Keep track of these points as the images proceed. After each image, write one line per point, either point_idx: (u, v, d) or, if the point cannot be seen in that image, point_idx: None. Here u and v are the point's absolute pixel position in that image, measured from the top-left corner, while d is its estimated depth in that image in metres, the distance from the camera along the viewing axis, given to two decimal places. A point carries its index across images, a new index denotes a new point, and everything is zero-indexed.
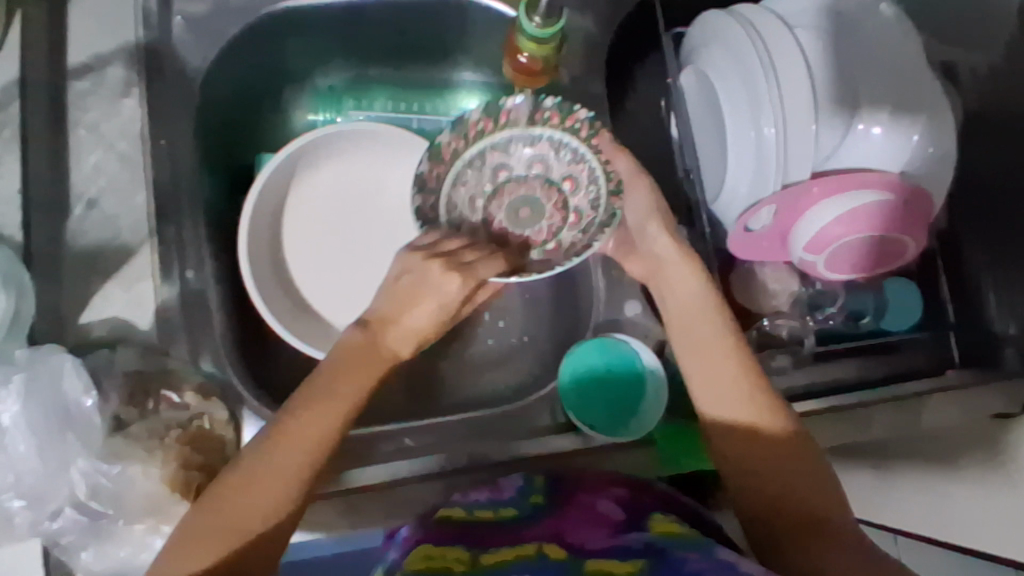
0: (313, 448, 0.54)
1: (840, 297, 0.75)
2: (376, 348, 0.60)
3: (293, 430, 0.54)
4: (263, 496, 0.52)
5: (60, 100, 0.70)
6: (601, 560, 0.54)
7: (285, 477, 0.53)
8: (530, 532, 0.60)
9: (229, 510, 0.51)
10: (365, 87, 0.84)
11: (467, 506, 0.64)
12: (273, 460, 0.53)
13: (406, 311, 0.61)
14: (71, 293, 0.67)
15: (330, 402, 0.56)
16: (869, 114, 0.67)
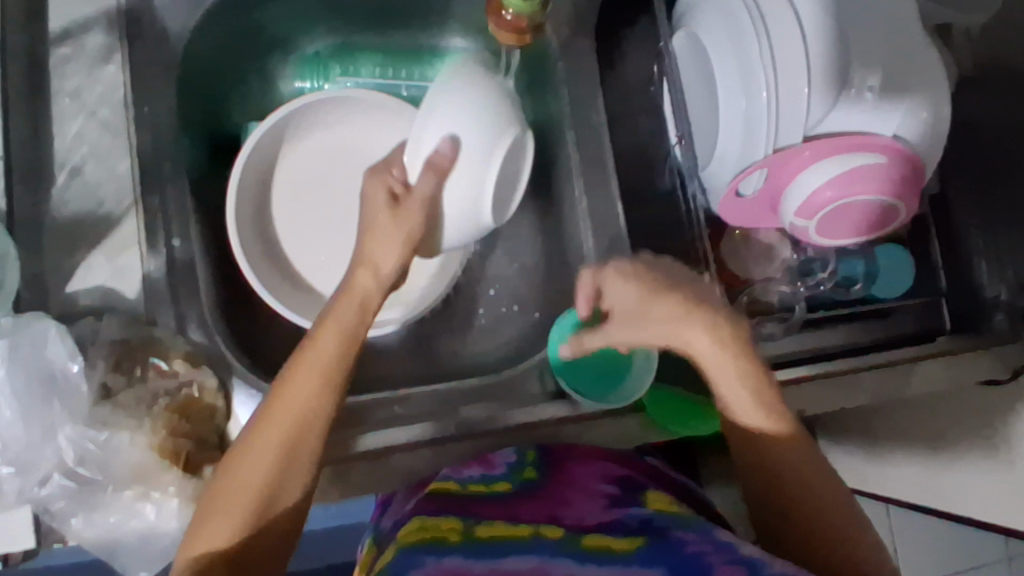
0: (300, 422, 0.54)
1: (831, 263, 0.75)
2: (350, 299, 0.58)
3: (279, 407, 0.54)
4: (256, 469, 0.53)
5: (40, 66, 0.69)
6: (598, 535, 0.54)
7: (275, 450, 0.53)
8: (523, 504, 0.61)
9: (232, 494, 0.53)
10: (351, 53, 0.83)
11: (461, 481, 0.65)
12: (262, 441, 0.53)
13: (370, 242, 0.59)
14: (55, 261, 0.66)
15: (310, 368, 0.55)
16: (862, 77, 0.64)
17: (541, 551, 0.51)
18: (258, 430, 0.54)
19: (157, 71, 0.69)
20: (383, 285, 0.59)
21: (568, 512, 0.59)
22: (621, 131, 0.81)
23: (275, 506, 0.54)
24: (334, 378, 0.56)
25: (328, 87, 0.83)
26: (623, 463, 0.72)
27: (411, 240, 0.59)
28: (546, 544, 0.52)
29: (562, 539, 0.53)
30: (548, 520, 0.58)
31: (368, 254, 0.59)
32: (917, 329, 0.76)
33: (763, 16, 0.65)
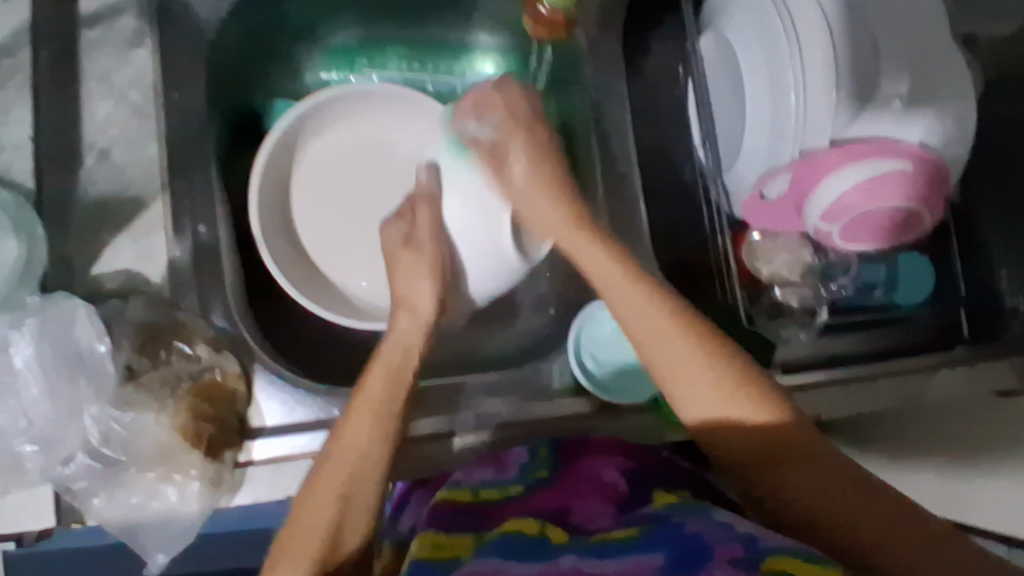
0: (360, 461, 0.54)
1: (852, 266, 0.74)
2: (396, 341, 0.63)
3: (340, 448, 0.55)
4: (316, 510, 0.52)
5: (71, 48, 0.69)
6: (606, 531, 0.55)
7: (335, 488, 0.53)
8: (535, 505, 0.60)
9: (301, 542, 0.51)
10: (378, 46, 0.83)
11: (473, 486, 0.63)
12: (323, 485, 0.53)
13: (404, 284, 0.66)
14: (81, 243, 0.66)
15: (364, 408, 0.57)
16: (888, 86, 0.64)
17: (547, 553, 0.51)
18: (319, 475, 0.54)
19: (187, 55, 0.69)
20: (423, 322, 0.65)
21: (577, 514, 0.59)
22: (645, 130, 0.81)
23: (341, 552, 0.51)
24: (388, 414, 0.57)
25: (354, 79, 0.84)
26: (634, 455, 0.68)
27: (435, 270, 0.66)
28: (554, 547, 0.52)
29: (567, 542, 0.53)
30: (556, 519, 0.58)
31: (403, 296, 0.66)
32: (930, 337, 0.76)
33: (795, 19, 0.65)
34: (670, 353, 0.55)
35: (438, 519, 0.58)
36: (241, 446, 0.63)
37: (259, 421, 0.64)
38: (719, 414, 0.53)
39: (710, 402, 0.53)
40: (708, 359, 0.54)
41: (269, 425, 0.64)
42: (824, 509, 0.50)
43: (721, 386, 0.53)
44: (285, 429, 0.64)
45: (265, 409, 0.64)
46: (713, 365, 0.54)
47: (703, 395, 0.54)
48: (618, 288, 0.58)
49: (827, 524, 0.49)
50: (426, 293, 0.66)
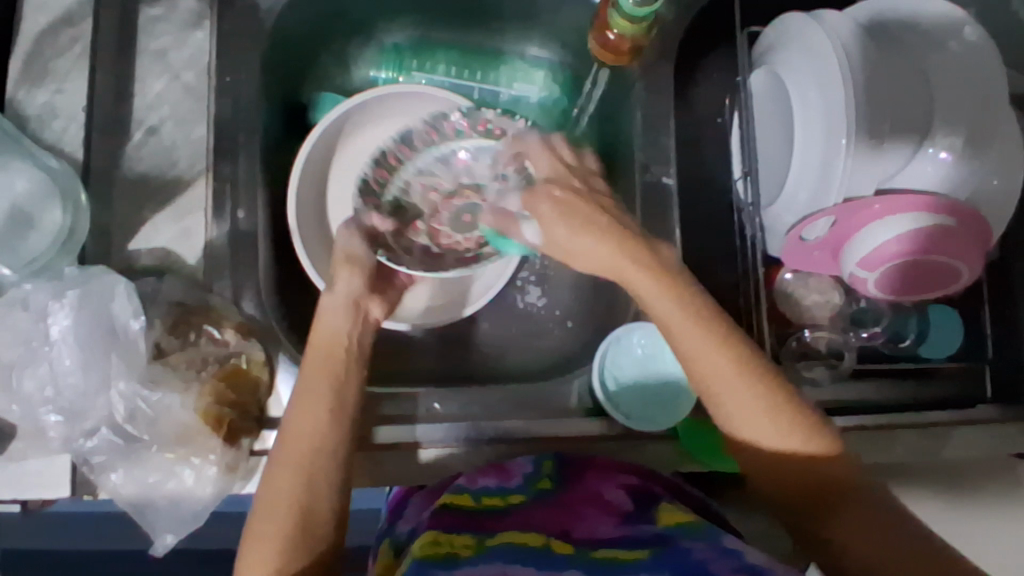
0: (319, 450, 0.54)
1: (884, 317, 0.75)
2: (333, 313, 0.60)
3: (288, 447, 0.54)
4: (280, 503, 0.52)
5: (131, 23, 0.70)
6: (608, 548, 0.56)
7: (294, 474, 0.53)
8: (539, 518, 0.61)
9: (266, 526, 0.51)
10: (429, 49, 0.83)
11: (475, 493, 0.64)
12: (283, 471, 0.53)
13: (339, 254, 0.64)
14: (123, 217, 0.67)
15: (316, 392, 0.56)
16: (941, 137, 0.66)
17: (554, 565, 0.52)
18: (278, 467, 0.53)
19: (246, 42, 0.69)
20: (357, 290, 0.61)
21: (581, 529, 0.60)
22: (689, 159, 0.81)
23: (311, 543, 0.52)
24: (337, 399, 0.56)
25: (402, 80, 0.83)
26: (640, 474, 0.68)
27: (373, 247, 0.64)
28: (558, 558, 0.53)
29: (572, 555, 0.54)
30: (561, 532, 0.59)
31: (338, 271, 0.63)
32: (955, 392, 0.76)
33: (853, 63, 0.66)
34: (730, 387, 0.55)
35: (441, 520, 0.59)
36: (258, 433, 0.63)
37: (277, 411, 0.64)
38: (761, 442, 0.55)
39: (756, 436, 0.55)
40: (734, 378, 0.55)
41: (286, 414, 0.64)
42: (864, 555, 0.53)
43: (768, 418, 0.55)
44: None
45: (283, 399, 0.64)
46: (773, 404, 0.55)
47: (745, 415, 0.55)
48: (672, 327, 0.55)
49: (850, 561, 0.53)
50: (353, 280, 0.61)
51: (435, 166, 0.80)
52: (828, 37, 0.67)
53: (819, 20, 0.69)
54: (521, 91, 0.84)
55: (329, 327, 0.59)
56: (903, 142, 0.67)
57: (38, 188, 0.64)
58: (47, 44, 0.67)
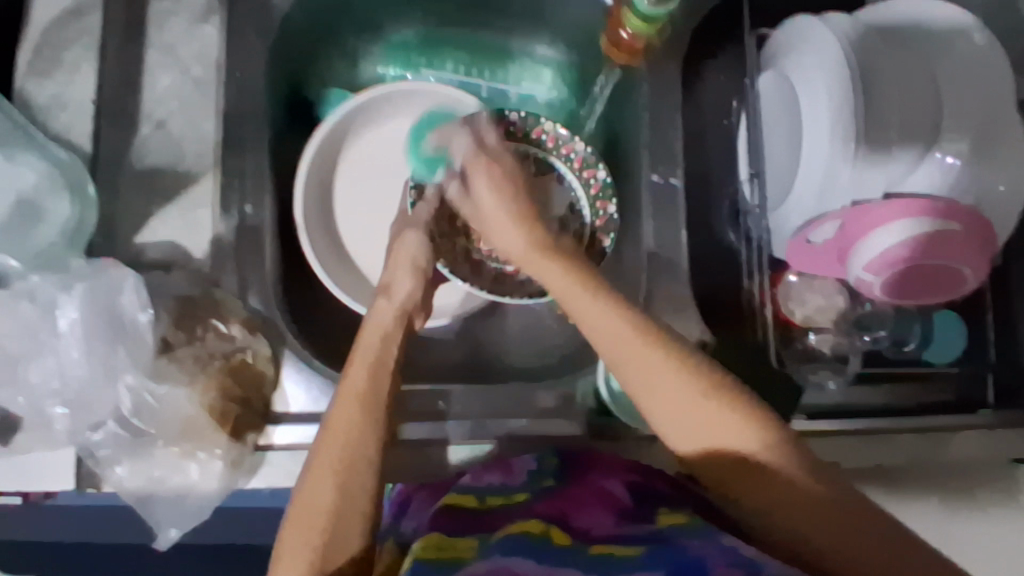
0: (353, 448, 0.52)
1: (888, 322, 0.75)
2: (373, 327, 0.60)
3: (322, 447, 0.52)
4: (322, 487, 0.50)
5: (140, 16, 0.70)
6: (606, 542, 0.55)
7: (339, 453, 0.51)
8: (539, 509, 0.60)
9: (301, 525, 0.49)
10: (436, 47, 0.84)
11: (478, 493, 0.63)
12: (319, 469, 0.51)
13: (388, 277, 0.65)
14: (131, 211, 0.67)
15: (349, 392, 0.54)
16: (948, 143, 0.67)
17: (552, 557, 0.52)
18: (314, 467, 0.51)
19: (255, 36, 0.69)
20: (396, 307, 0.62)
21: (581, 521, 0.59)
22: (695, 160, 0.81)
23: (352, 528, 0.49)
24: (370, 399, 0.54)
25: (410, 76, 0.85)
26: (642, 471, 0.67)
27: (420, 266, 0.66)
28: (554, 549, 0.53)
29: (569, 547, 0.54)
30: (561, 523, 0.58)
31: (386, 286, 0.64)
32: (957, 397, 0.76)
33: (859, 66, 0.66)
34: (660, 391, 0.53)
35: (442, 522, 0.59)
36: (262, 429, 0.63)
37: (282, 406, 0.64)
38: (717, 446, 0.52)
39: (711, 442, 0.52)
40: (690, 385, 0.52)
41: (292, 411, 0.64)
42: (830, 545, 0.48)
43: (740, 421, 0.51)
44: (308, 417, 0.64)
45: (289, 395, 0.64)
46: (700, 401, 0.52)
47: (694, 424, 0.52)
48: (624, 348, 0.53)
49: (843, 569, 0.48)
50: (407, 285, 0.64)
51: None
52: (835, 41, 0.67)
53: (826, 24, 0.69)
54: (529, 89, 0.86)
55: (368, 335, 0.59)
56: (913, 146, 0.67)
57: (46, 179, 0.63)
58: (57, 35, 0.67)
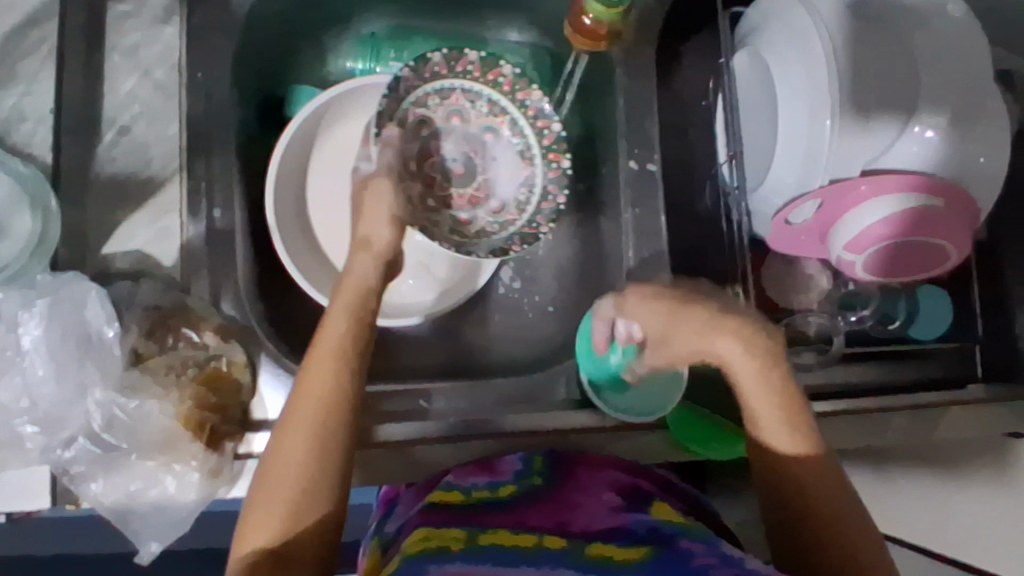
0: (323, 417, 0.54)
1: (874, 298, 0.74)
2: (355, 286, 0.60)
3: (293, 415, 0.54)
4: (290, 459, 0.53)
5: (98, 20, 0.68)
6: (604, 544, 0.55)
7: (309, 424, 0.54)
8: (530, 516, 0.61)
9: (270, 489, 0.52)
10: (406, 37, 0.81)
11: (466, 490, 0.66)
12: (291, 437, 0.53)
13: (365, 227, 0.63)
14: (96, 221, 0.65)
15: (324, 359, 0.55)
16: (926, 115, 0.64)
17: (549, 562, 0.52)
18: (285, 432, 0.54)
19: (217, 37, 0.68)
20: (379, 266, 0.62)
21: (577, 522, 0.60)
22: (674, 145, 0.80)
23: (314, 500, 0.53)
24: (343, 365, 0.56)
25: (379, 70, 0.81)
26: (627, 468, 0.69)
27: (398, 218, 0.64)
28: (551, 555, 0.53)
29: (565, 550, 0.54)
30: (555, 528, 0.59)
31: (365, 238, 0.63)
32: (947, 374, 0.75)
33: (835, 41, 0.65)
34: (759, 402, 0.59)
35: (432, 517, 0.61)
36: (241, 437, 0.61)
37: (261, 414, 0.63)
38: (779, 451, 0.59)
39: (778, 449, 0.59)
40: (772, 398, 0.59)
41: (272, 417, 0.63)
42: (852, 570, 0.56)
43: (790, 436, 0.58)
44: None
45: (267, 402, 0.64)
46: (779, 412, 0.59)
47: (777, 427, 0.59)
48: (751, 372, 0.59)
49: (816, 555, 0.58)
50: (387, 233, 0.63)
51: (431, 97, 0.74)
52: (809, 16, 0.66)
53: None
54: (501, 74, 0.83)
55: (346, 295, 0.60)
56: (893, 116, 0.65)
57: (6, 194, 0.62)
58: (13, 43, 0.66)
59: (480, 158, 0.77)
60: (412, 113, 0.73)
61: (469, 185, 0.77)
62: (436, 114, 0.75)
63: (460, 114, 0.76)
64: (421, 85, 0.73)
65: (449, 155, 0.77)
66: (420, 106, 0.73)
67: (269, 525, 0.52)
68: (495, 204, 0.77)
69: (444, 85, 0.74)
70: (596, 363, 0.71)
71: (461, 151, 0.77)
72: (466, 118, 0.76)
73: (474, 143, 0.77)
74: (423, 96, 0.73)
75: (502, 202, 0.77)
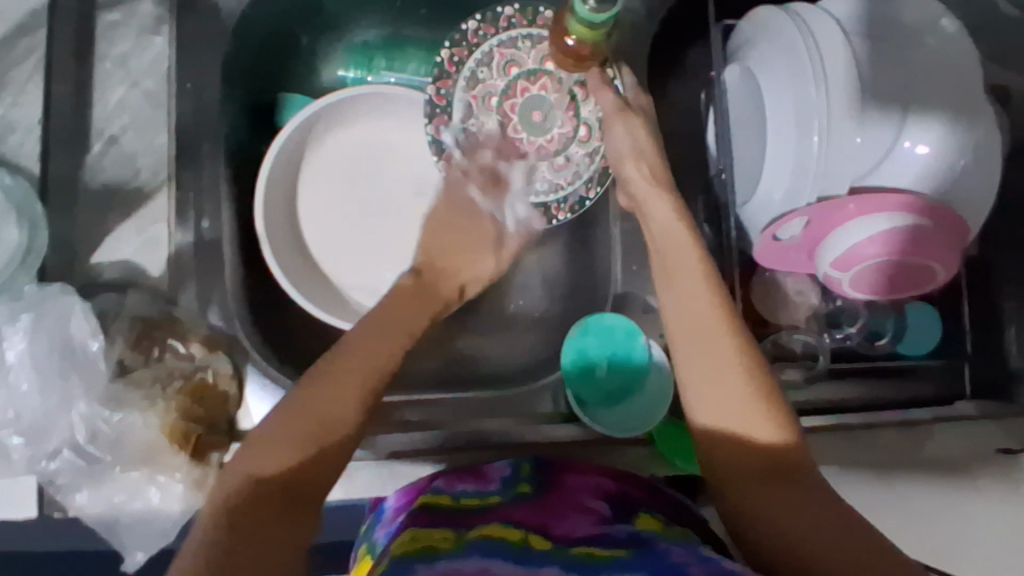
0: (371, 393, 0.53)
1: (861, 317, 0.74)
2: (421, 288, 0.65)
3: (344, 358, 0.54)
4: (332, 395, 0.52)
5: (88, 30, 0.68)
6: (588, 544, 0.54)
7: (367, 367, 0.54)
8: (516, 514, 0.58)
9: (298, 425, 0.50)
10: (399, 47, 0.80)
11: (454, 494, 0.61)
12: (336, 386, 0.52)
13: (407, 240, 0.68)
14: (84, 230, 0.66)
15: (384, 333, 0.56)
16: (916, 132, 0.64)
17: (532, 563, 0.50)
18: (328, 381, 0.52)
19: (208, 46, 0.68)
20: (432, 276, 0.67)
21: (566, 523, 0.57)
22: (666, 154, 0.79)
23: (334, 444, 0.51)
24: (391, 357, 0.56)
25: (371, 80, 0.80)
26: (615, 476, 0.65)
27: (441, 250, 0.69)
28: (535, 559, 0.51)
29: (550, 551, 0.53)
30: (539, 528, 0.56)
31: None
32: (935, 392, 0.74)
33: (825, 58, 0.64)
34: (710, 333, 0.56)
35: (419, 519, 0.56)
36: (227, 447, 0.62)
37: (247, 424, 0.63)
38: (750, 429, 0.53)
39: (748, 425, 0.53)
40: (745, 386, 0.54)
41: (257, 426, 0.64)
42: (824, 548, 0.48)
43: (760, 411, 0.53)
44: None
45: (253, 412, 0.64)
46: (741, 371, 0.54)
47: (730, 402, 0.54)
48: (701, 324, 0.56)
49: (797, 547, 0.49)
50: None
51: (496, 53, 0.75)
52: (801, 33, 0.65)
53: (790, 13, 0.67)
54: None
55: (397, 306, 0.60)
56: (883, 132, 0.64)
57: None
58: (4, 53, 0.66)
59: (566, 111, 0.75)
60: (496, 54, 0.75)
61: (547, 133, 0.75)
62: (526, 57, 0.75)
63: (545, 67, 0.75)
64: (472, 52, 0.74)
65: (528, 104, 0.76)
66: (483, 66, 0.75)
67: (284, 456, 0.49)
68: (563, 157, 0.75)
69: (524, 37, 0.75)
70: (582, 381, 0.72)
71: (534, 97, 0.75)
72: (558, 84, 0.75)
73: (542, 87, 0.75)
74: (484, 54, 0.74)
75: (568, 155, 0.75)
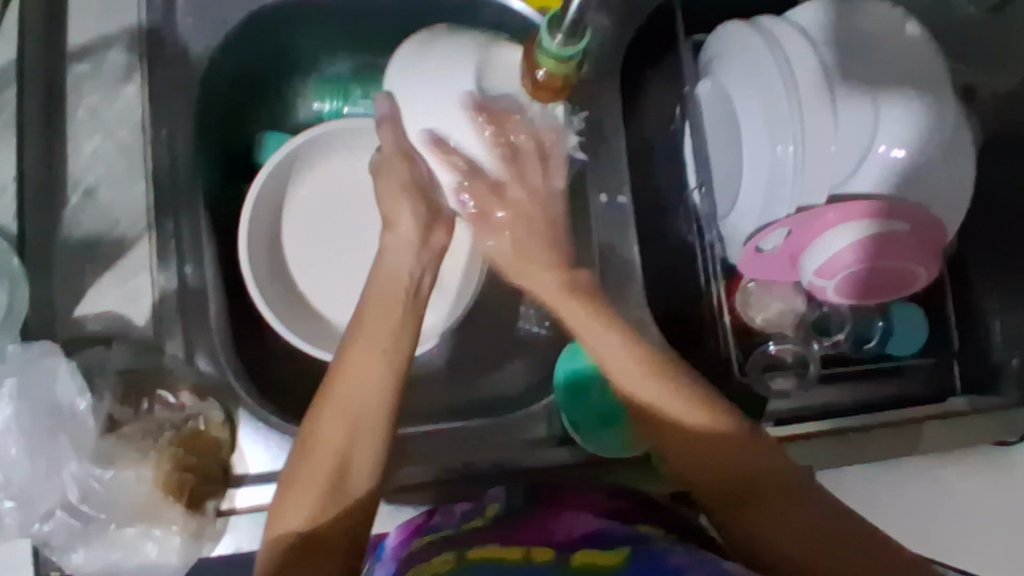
0: (363, 403, 0.53)
1: (847, 322, 0.74)
2: (389, 278, 0.61)
3: (347, 377, 0.54)
4: (331, 428, 0.52)
5: (59, 83, 0.68)
6: (587, 550, 0.54)
7: (367, 385, 0.54)
8: (513, 531, 0.57)
9: (307, 478, 0.51)
10: (373, 75, 0.80)
11: (449, 523, 0.60)
12: (330, 416, 0.53)
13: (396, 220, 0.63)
14: (64, 286, 0.66)
15: (366, 348, 0.55)
16: (889, 133, 0.64)
17: None
18: (322, 412, 0.53)
19: (178, 93, 0.68)
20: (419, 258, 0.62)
21: (562, 530, 0.57)
22: (641, 171, 0.79)
23: (353, 482, 0.52)
24: (395, 354, 0.56)
25: (347, 110, 0.80)
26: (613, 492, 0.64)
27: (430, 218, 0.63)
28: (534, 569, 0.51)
29: (550, 563, 0.52)
30: (540, 541, 0.56)
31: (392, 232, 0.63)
32: (926, 389, 0.75)
33: (795, 69, 0.65)
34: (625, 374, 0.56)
35: (420, 552, 0.56)
36: (224, 494, 0.62)
37: (242, 467, 0.63)
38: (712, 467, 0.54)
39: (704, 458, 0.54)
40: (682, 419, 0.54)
41: (252, 473, 0.63)
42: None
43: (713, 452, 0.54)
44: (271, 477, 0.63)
45: (249, 456, 0.63)
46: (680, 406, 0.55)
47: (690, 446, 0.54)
48: (631, 388, 0.56)
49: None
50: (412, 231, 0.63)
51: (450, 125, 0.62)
52: (767, 46, 0.66)
53: (755, 26, 0.68)
54: None
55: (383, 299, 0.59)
56: (857, 139, 0.64)
57: None
58: None
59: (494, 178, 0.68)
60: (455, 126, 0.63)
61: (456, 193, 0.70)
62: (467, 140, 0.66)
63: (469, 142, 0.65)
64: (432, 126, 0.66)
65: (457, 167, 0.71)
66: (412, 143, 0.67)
67: (299, 525, 0.50)
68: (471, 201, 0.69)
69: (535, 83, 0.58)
70: (574, 401, 0.71)
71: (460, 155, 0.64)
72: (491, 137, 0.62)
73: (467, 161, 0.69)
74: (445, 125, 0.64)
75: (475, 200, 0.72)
